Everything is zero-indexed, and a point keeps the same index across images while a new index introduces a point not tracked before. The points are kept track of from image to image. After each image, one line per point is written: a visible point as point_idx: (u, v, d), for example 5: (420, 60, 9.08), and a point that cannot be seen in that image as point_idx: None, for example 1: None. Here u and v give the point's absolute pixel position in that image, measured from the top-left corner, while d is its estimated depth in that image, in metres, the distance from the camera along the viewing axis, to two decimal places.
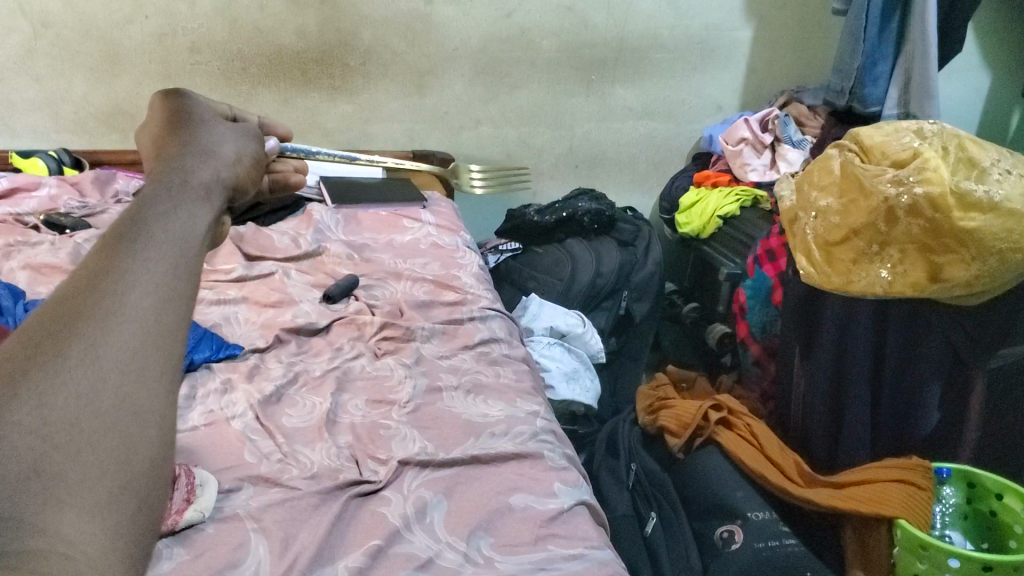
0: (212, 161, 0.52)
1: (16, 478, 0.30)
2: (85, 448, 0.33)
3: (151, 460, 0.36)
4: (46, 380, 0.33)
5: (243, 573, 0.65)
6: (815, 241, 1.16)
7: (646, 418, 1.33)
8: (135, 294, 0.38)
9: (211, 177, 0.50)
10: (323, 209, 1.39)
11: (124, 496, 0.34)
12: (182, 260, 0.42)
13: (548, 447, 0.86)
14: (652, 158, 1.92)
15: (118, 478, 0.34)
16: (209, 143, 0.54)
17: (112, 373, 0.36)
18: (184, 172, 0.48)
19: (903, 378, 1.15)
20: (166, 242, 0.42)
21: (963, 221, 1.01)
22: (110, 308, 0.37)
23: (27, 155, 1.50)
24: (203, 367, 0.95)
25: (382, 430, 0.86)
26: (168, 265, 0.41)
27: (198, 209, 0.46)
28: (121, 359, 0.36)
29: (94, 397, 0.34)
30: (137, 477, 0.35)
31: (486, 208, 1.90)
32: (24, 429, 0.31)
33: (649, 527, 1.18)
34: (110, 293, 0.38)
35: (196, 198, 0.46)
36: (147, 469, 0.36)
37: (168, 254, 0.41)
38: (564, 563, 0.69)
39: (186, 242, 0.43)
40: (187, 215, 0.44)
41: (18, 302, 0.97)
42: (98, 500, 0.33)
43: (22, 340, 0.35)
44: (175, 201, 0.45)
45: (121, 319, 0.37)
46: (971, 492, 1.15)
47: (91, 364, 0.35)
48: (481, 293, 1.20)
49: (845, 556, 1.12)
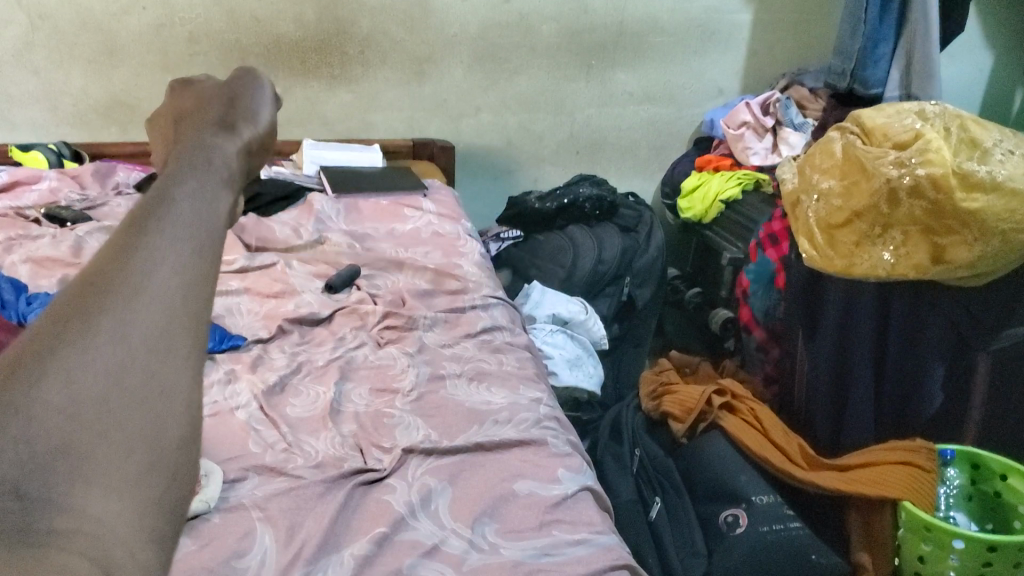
0: (233, 136, 0.51)
1: (38, 457, 0.30)
2: (111, 428, 0.32)
3: (179, 437, 0.35)
4: (75, 358, 0.33)
5: (249, 562, 0.65)
6: (817, 223, 1.16)
7: (649, 403, 1.32)
8: (160, 271, 0.38)
9: (233, 152, 0.49)
10: (323, 197, 1.40)
11: (153, 474, 0.33)
12: (204, 240, 0.40)
13: (551, 433, 0.86)
14: (655, 142, 1.91)
15: (147, 453, 0.33)
16: (233, 116, 0.54)
17: (140, 351, 0.35)
18: (208, 150, 0.47)
19: (906, 361, 1.15)
20: (188, 221, 0.40)
21: (965, 202, 1.00)
22: (136, 287, 0.37)
23: (27, 148, 1.50)
24: (207, 357, 0.96)
25: (386, 418, 0.86)
26: (193, 248, 0.39)
27: (220, 191, 0.45)
28: (146, 339, 0.35)
29: (121, 376, 0.34)
30: (165, 453, 0.34)
31: (486, 196, 1.89)
32: (48, 408, 0.31)
33: (654, 512, 1.18)
34: (136, 271, 0.37)
35: (218, 179, 0.45)
36: (174, 445, 0.34)
37: (191, 234, 0.40)
38: (568, 549, 0.69)
39: (211, 223, 0.42)
40: (210, 198, 0.43)
41: (22, 296, 0.98)
42: (124, 484, 0.31)
43: (52, 316, 0.34)
44: (199, 180, 0.44)
45: (147, 298, 0.37)
46: (976, 473, 1.15)
47: (118, 342, 0.34)
48: (483, 281, 1.19)
49: (850, 537, 1.14)
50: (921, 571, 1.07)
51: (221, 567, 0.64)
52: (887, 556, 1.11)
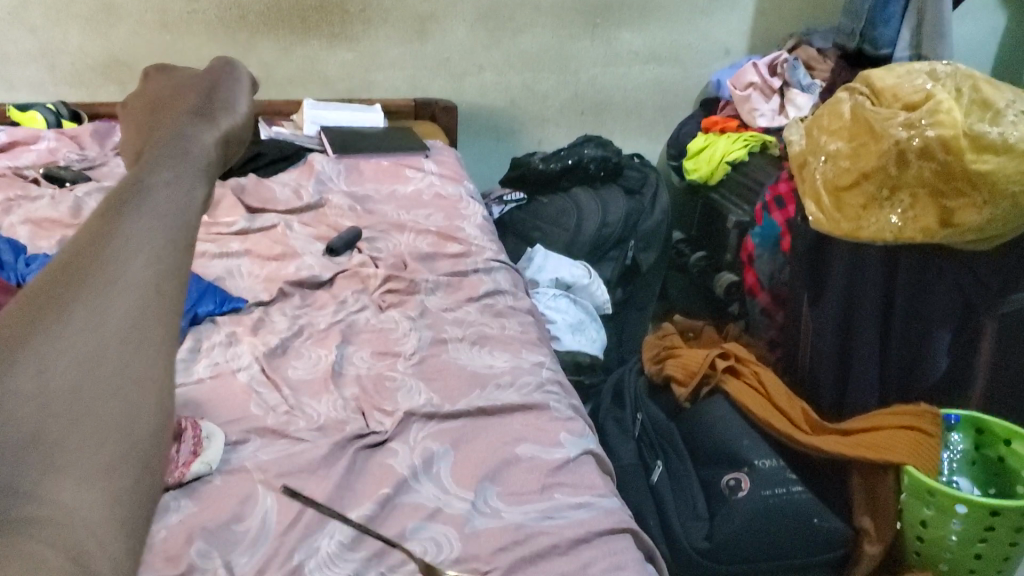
0: (210, 127, 0.52)
1: (13, 449, 0.28)
2: (86, 419, 0.30)
3: (158, 427, 0.32)
4: (48, 346, 0.31)
5: (250, 526, 0.65)
6: (823, 185, 1.14)
7: (652, 367, 1.33)
8: (139, 258, 0.37)
9: (211, 143, 0.49)
10: (324, 158, 1.38)
11: (126, 466, 0.30)
12: (182, 223, 0.40)
13: (554, 397, 0.85)
14: (660, 104, 1.89)
15: (121, 445, 0.30)
16: (209, 110, 0.54)
17: (112, 340, 0.33)
18: (185, 140, 0.48)
19: (911, 325, 1.14)
20: (167, 209, 0.40)
21: (975, 164, 0.99)
22: (109, 278, 0.35)
23: (25, 107, 1.49)
24: (207, 320, 0.95)
25: (388, 381, 0.85)
26: (170, 238, 0.39)
27: (198, 180, 0.44)
28: (121, 328, 0.34)
29: (94, 364, 0.32)
30: (142, 443, 0.31)
31: (488, 158, 1.88)
32: (22, 400, 0.29)
33: (655, 476, 1.19)
34: (112, 261, 0.36)
35: (196, 169, 0.45)
36: (151, 436, 0.32)
37: (174, 222, 0.39)
38: (570, 512, 0.69)
39: (189, 204, 0.41)
40: (184, 191, 0.42)
41: (20, 257, 0.97)
42: (114, 462, 0.30)
43: (20, 306, 0.33)
44: (176, 170, 0.44)
45: (121, 288, 0.35)
46: (980, 438, 1.15)
47: (93, 328, 0.33)
48: (485, 244, 1.18)
49: (852, 501, 1.14)
50: (923, 535, 1.07)
51: (223, 531, 0.64)
52: (892, 520, 1.10)
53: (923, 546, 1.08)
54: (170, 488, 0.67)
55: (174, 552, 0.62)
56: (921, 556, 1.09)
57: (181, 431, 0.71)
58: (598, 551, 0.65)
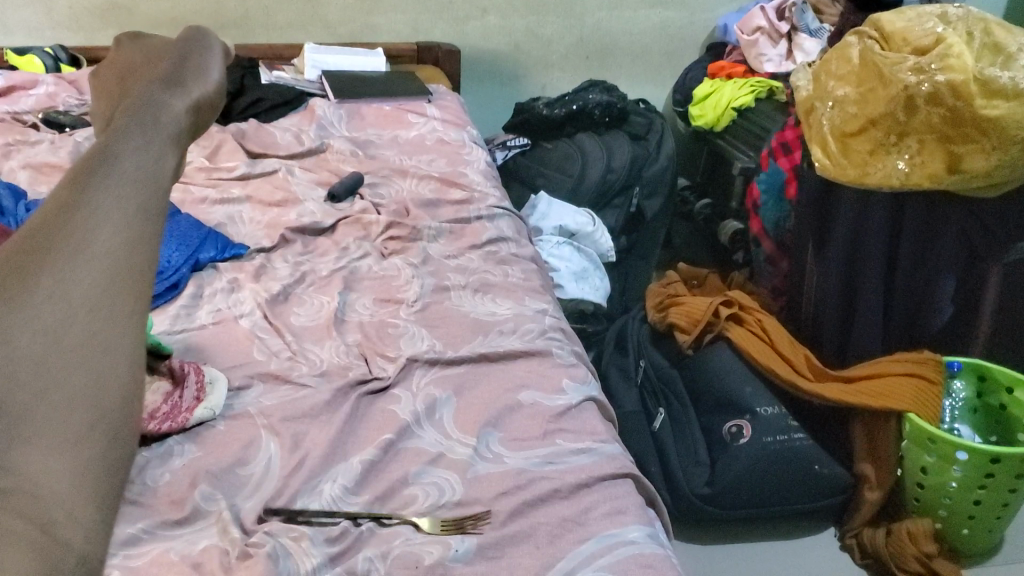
0: (184, 92, 0.53)
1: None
2: (51, 391, 0.33)
3: (123, 397, 0.36)
4: (19, 316, 0.34)
5: (253, 470, 0.66)
6: (831, 131, 1.13)
7: (655, 315, 1.30)
8: (104, 229, 0.39)
9: (182, 111, 0.51)
10: (326, 103, 1.37)
11: (94, 434, 0.33)
12: (154, 190, 0.43)
13: (557, 344, 0.85)
14: (666, 48, 1.86)
15: (89, 416, 0.34)
16: (179, 77, 0.54)
17: (78, 313, 0.36)
18: (156, 108, 0.49)
19: (915, 272, 1.13)
20: (134, 175, 0.42)
21: (985, 109, 0.98)
22: (78, 244, 0.38)
23: (23, 51, 1.47)
24: (209, 266, 0.95)
25: (391, 328, 0.85)
26: (139, 207, 0.41)
27: (168, 148, 0.47)
28: (86, 298, 0.37)
29: (59, 334, 0.35)
30: (106, 413, 0.35)
31: (492, 103, 1.86)
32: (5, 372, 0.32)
33: (658, 423, 1.20)
34: (79, 228, 0.39)
35: (166, 136, 0.47)
36: (119, 407, 0.35)
37: (135, 193, 0.42)
38: (572, 458, 0.69)
39: (160, 172, 0.44)
40: (156, 156, 0.45)
41: (21, 202, 0.97)
42: (83, 385, 0.34)
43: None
44: (146, 135, 0.46)
45: (88, 258, 0.38)
46: (982, 386, 1.15)
47: (59, 300, 0.36)
48: (488, 191, 1.17)
49: (854, 448, 1.15)
50: (923, 482, 1.07)
51: (226, 475, 0.65)
52: (892, 468, 1.11)
53: (922, 493, 1.09)
54: (173, 434, 0.68)
55: (178, 496, 0.62)
56: (920, 503, 1.10)
57: (184, 375, 0.71)
58: (601, 495, 0.65)
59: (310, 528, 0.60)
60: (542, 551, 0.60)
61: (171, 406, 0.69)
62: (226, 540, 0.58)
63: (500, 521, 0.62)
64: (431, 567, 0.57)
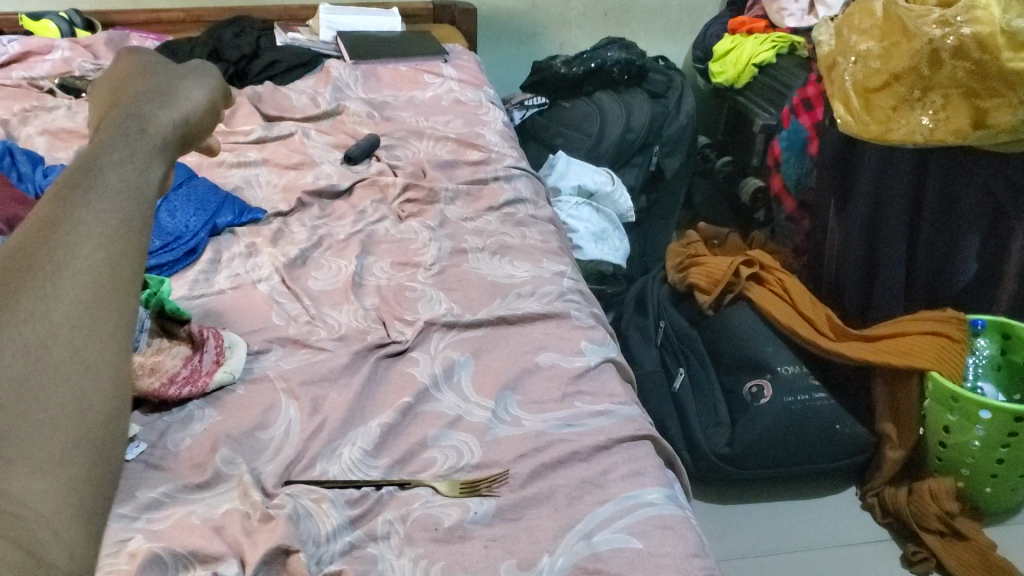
0: (171, 106, 0.48)
1: None
2: (33, 408, 0.30)
3: (110, 412, 0.33)
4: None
5: (273, 434, 0.66)
6: (854, 87, 1.12)
7: (676, 275, 1.29)
8: (88, 244, 0.36)
9: (169, 122, 0.47)
10: (341, 65, 1.36)
11: (80, 450, 0.31)
12: (140, 198, 0.40)
13: (575, 306, 0.85)
14: (686, 4, 1.83)
15: (74, 430, 0.31)
16: (170, 91, 0.50)
17: (63, 327, 0.33)
18: (140, 122, 0.45)
19: (941, 228, 1.12)
20: (119, 188, 0.39)
21: (1012, 62, 0.95)
22: (60, 262, 0.35)
23: (38, 16, 1.46)
24: (227, 231, 0.95)
25: (408, 292, 0.85)
26: (122, 217, 0.38)
27: (154, 159, 0.43)
28: (71, 312, 0.33)
29: (43, 351, 0.32)
30: (93, 430, 0.32)
31: (509, 61, 1.84)
32: None
33: (678, 383, 1.20)
34: (61, 245, 0.35)
35: (152, 148, 0.43)
36: (105, 420, 0.32)
37: (121, 203, 0.38)
38: (590, 420, 0.69)
39: (144, 185, 0.41)
40: (141, 167, 0.41)
41: (38, 168, 0.97)
42: (72, 398, 0.32)
43: None
44: (131, 148, 0.42)
45: (72, 273, 0.35)
46: (1006, 343, 1.13)
47: (39, 319, 0.32)
48: (505, 151, 1.16)
49: (876, 406, 1.14)
50: (945, 441, 1.07)
51: (246, 439, 0.65)
52: (914, 427, 1.10)
53: (944, 452, 1.08)
54: (192, 399, 0.68)
55: (200, 460, 0.63)
56: (942, 462, 1.09)
57: (203, 340, 0.72)
58: (619, 457, 0.65)
59: (330, 491, 0.60)
60: (561, 513, 0.59)
61: (190, 371, 0.70)
62: (247, 503, 0.58)
63: (519, 484, 0.62)
64: (450, 530, 0.57)
